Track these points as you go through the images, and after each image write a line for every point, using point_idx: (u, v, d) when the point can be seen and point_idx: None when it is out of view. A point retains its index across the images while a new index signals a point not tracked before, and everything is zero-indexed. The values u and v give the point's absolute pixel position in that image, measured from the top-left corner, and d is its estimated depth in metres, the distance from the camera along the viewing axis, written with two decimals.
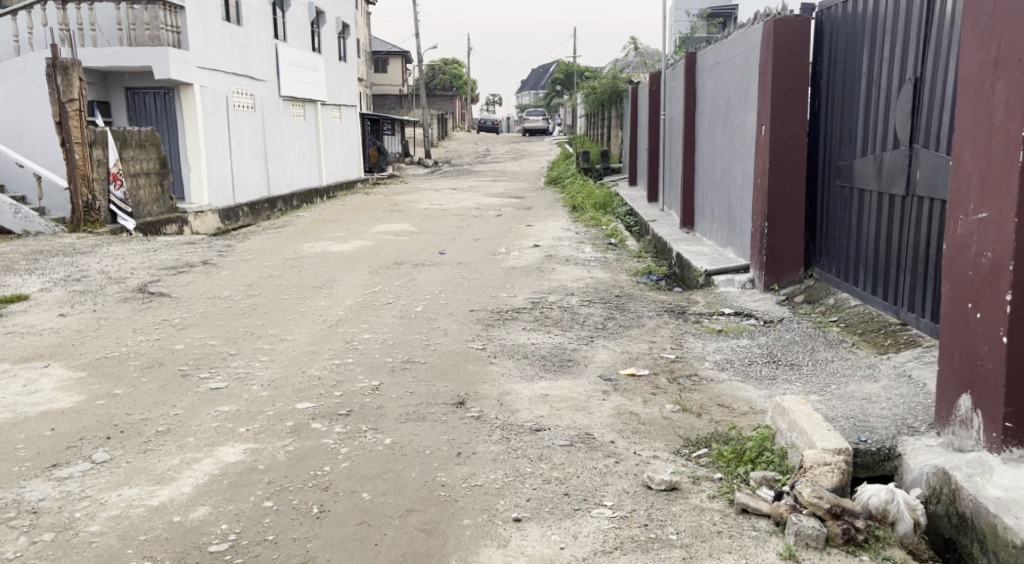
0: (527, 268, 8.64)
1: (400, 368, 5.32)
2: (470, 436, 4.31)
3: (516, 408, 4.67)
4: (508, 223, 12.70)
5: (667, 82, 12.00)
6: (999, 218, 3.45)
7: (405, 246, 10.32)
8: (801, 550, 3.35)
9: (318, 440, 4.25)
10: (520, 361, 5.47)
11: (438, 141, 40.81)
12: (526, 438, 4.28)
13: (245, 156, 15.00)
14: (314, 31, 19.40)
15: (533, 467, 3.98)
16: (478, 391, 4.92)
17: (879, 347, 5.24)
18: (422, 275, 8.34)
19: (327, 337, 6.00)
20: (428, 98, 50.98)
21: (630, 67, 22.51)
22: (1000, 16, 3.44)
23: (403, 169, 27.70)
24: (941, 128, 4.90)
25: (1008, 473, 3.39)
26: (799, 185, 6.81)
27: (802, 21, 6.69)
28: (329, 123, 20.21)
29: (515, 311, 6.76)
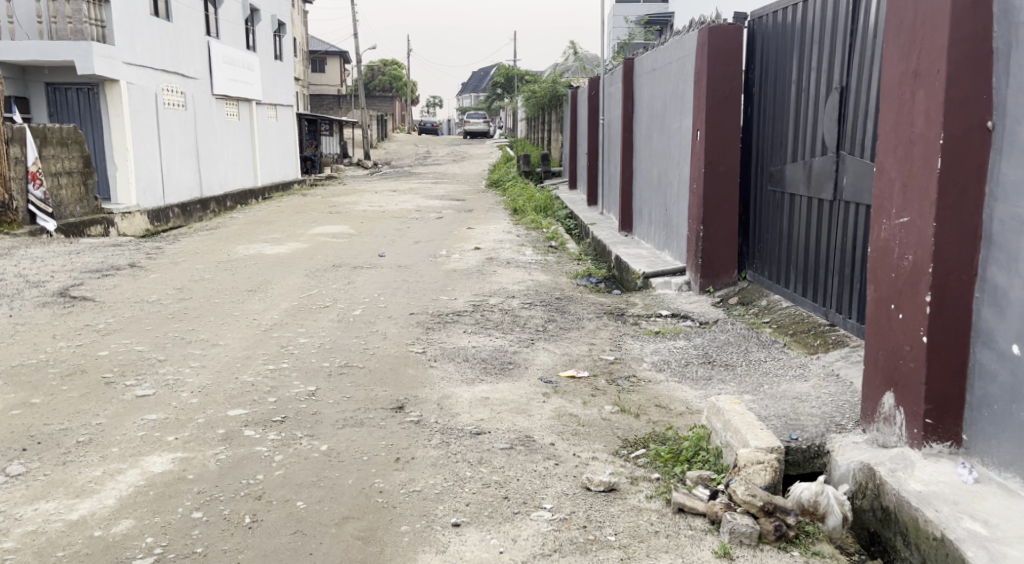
0: (468, 270, 8.66)
1: (337, 372, 5.29)
2: (409, 441, 4.30)
3: (456, 412, 4.68)
4: (448, 226, 12.67)
5: (606, 86, 12.14)
6: (918, 222, 3.57)
7: (342, 249, 10.24)
8: (735, 548, 3.43)
9: (251, 448, 4.21)
10: (461, 364, 5.49)
11: (378, 143, 40.59)
12: (466, 442, 4.29)
13: (175, 156, 14.73)
14: (249, 28, 19.12)
15: (473, 471, 4.00)
16: (417, 395, 4.92)
17: (808, 347, 5.38)
18: (360, 277, 8.31)
19: (261, 342, 5.93)
20: (368, 99, 50.69)
21: (570, 72, 22.73)
22: (920, 27, 3.55)
23: (342, 171, 27.49)
24: (866, 137, 5.05)
25: (929, 468, 3.51)
26: (733, 189, 6.96)
27: (734, 29, 6.83)
28: (264, 123, 19.94)
29: (455, 314, 6.77)
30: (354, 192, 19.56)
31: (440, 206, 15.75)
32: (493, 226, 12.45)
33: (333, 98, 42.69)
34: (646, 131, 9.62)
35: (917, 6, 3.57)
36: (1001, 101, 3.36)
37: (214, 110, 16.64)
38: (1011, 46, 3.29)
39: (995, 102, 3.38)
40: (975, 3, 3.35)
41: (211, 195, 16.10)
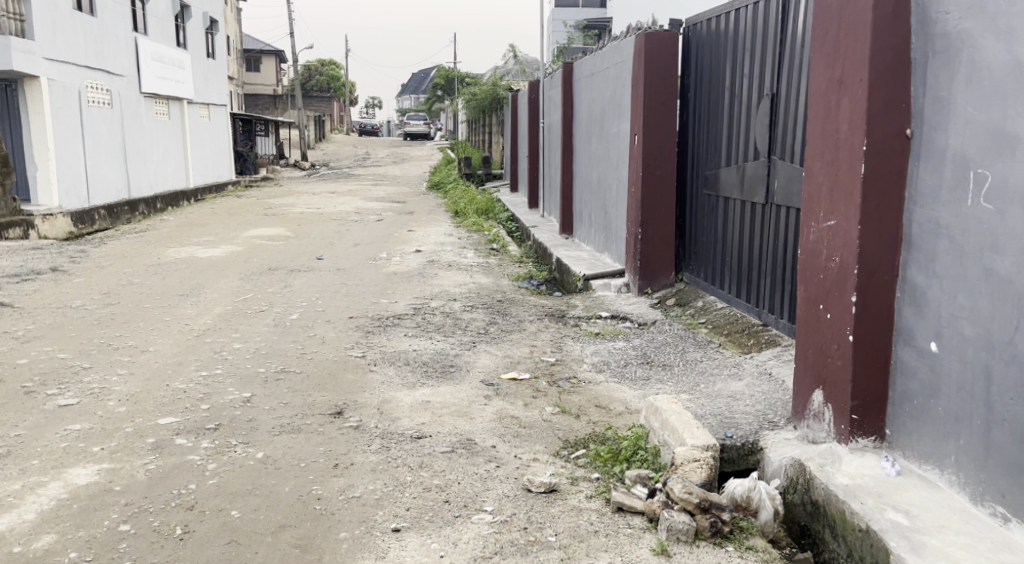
0: (409, 273, 8.66)
1: (273, 378, 5.26)
2: (347, 446, 4.31)
3: (397, 416, 4.70)
4: (388, 228, 12.64)
5: (545, 90, 12.26)
6: (844, 225, 3.70)
7: (278, 252, 10.15)
8: (672, 545, 3.50)
9: (182, 457, 4.17)
10: (401, 368, 5.50)
11: (316, 144, 40.23)
12: (406, 446, 4.32)
13: (100, 155, 14.41)
14: (179, 25, 18.81)
15: (413, 476, 4.03)
16: (356, 400, 4.92)
17: (742, 347, 5.53)
18: (297, 281, 8.25)
19: (194, 348, 5.86)
20: (306, 100, 50.17)
21: (510, 75, 22.86)
22: (844, 36, 3.68)
23: (279, 172, 27.17)
24: (795, 142, 5.21)
25: (855, 462, 3.63)
26: (670, 192, 7.11)
27: (669, 35, 6.98)
28: (196, 123, 19.61)
29: (395, 317, 6.77)
30: (291, 194, 19.37)
31: (379, 209, 15.70)
32: (433, 229, 12.45)
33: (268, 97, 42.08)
34: (584, 134, 9.75)
35: (840, 16, 3.71)
36: (919, 109, 3.50)
37: (142, 109, 16.32)
38: (928, 56, 3.43)
39: (914, 109, 3.52)
40: (894, 14, 3.49)
41: (141, 196, 15.78)
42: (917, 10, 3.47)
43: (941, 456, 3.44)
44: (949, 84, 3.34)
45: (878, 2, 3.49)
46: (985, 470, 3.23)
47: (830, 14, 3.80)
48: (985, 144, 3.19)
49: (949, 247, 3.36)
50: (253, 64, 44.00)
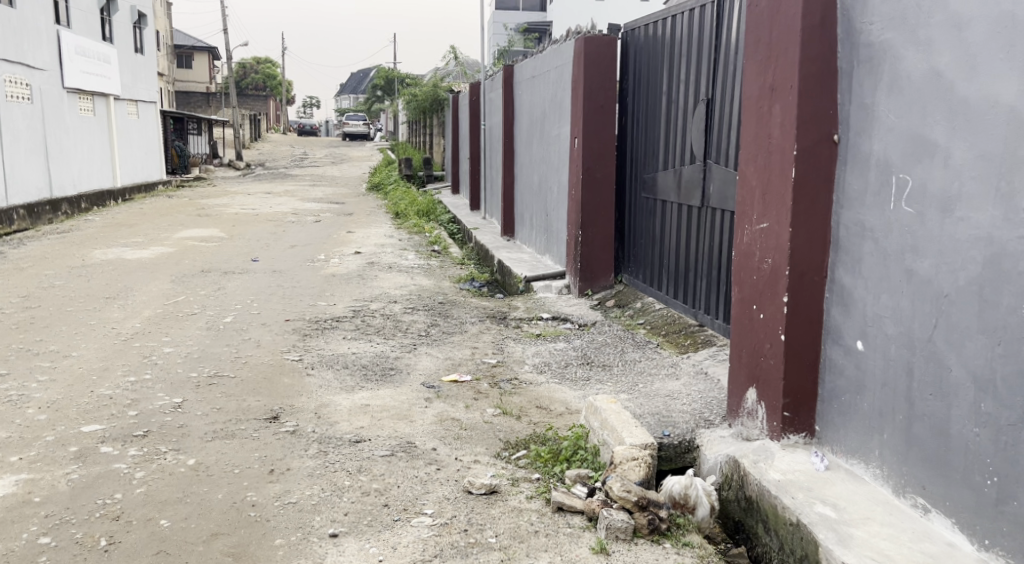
0: (347, 275, 8.62)
1: (206, 383, 5.19)
2: (284, 451, 4.29)
3: (335, 420, 4.69)
4: (326, 229, 12.55)
5: (487, 92, 12.30)
6: (776, 227, 3.80)
7: (211, 253, 10.01)
8: (611, 543, 3.54)
9: (107, 466, 4.10)
10: (339, 371, 5.48)
11: (252, 143, 39.67)
12: (345, 450, 4.31)
13: (20, 152, 14.01)
14: (106, 19, 18.39)
15: (351, 480, 4.01)
16: (293, 404, 4.89)
17: (679, 347, 5.65)
18: (230, 283, 8.15)
19: (121, 352, 5.76)
20: (242, 99, 49.45)
21: (451, 76, 22.87)
22: (775, 44, 3.79)
23: (212, 172, 26.74)
24: (730, 146, 5.34)
25: (786, 458, 3.74)
26: (609, 195, 7.21)
27: (608, 40, 7.08)
28: (123, 120, 19.20)
29: (334, 320, 6.74)
30: (226, 195, 19.08)
31: (318, 210, 15.56)
32: (373, 230, 12.40)
33: (201, 95, 41.34)
34: (525, 137, 9.82)
35: (773, 24, 3.81)
36: (846, 115, 3.62)
37: (66, 106, 15.91)
38: (854, 65, 3.55)
39: (841, 116, 3.64)
40: (822, 24, 3.61)
41: (64, 195, 15.39)
42: (843, 19, 3.60)
43: (866, 450, 3.55)
44: (873, 91, 3.45)
45: (807, 12, 3.60)
46: (907, 463, 3.34)
47: (762, 23, 3.91)
48: (905, 148, 3.30)
49: (874, 249, 3.47)
50: (185, 60, 43.19)
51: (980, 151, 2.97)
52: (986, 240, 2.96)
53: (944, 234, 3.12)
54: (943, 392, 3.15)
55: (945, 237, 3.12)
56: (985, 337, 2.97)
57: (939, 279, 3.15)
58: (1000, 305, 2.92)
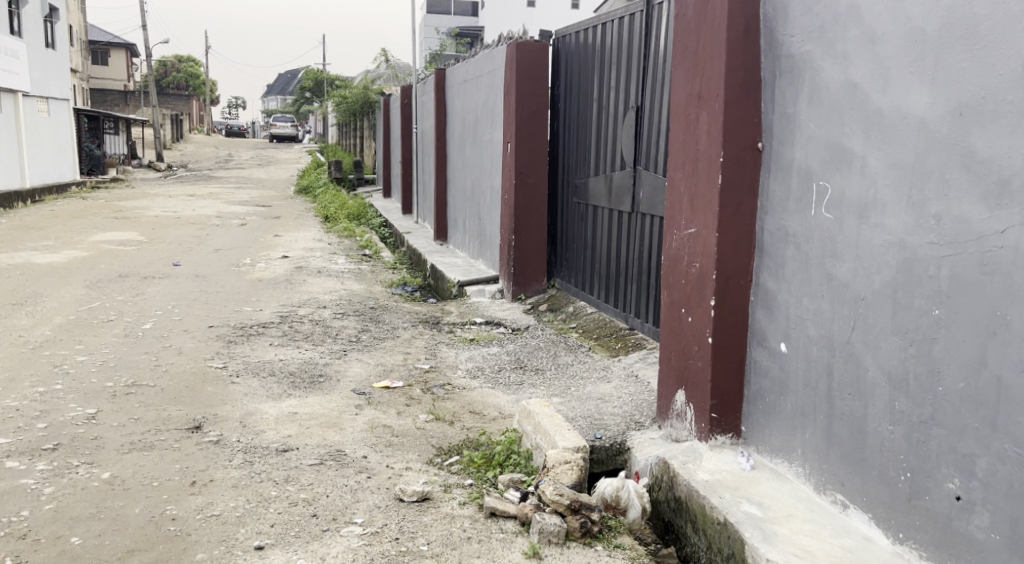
0: (274, 280, 8.50)
1: (122, 393, 5.06)
2: (206, 462, 4.19)
3: (261, 429, 4.62)
4: (252, 233, 12.35)
5: (418, 96, 12.29)
6: (703, 232, 3.89)
7: (129, 258, 9.76)
8: (544, 547, 3.55)
9: (14, 482, 3.96)
10: (266, 379, 5.40)
11: (175, 145, 38.83)
12: (271, 460, 4.24)
13: None
14: (15, 13, 17.80)
15: (278, 490, 3.93)
16: (217, 413, 4.81)
17: (611, 350, 5.72)
18: (149, 288, 7.97)
19: (29, 362, 5.58)
20: (163, 99, 48.35)
21: (382, 79, 22.79)
22: (702, 54, 3.87)
23: (130, 174, 26.07)
24: (659, 154, 5.43)
25: (714, 458, 3.82)
26: (541, 200, 7.26)
27: (540, 46, 7.15)
28: (33, 118, 18.61)
29: (259, 326, 6.65)
30: (146, 197, 18.62)
31: (244, 213, 15.31)
32: (302, 234, 12.26)
33: (120, 93, 40.30)
34: (458, 141, 9.83)
35: (699, 34, 3.90)
36: (769, 124, 3.72)
37: None
38: (777, 76, 3.66)
39: (764, 124, 3.75)
40: (746, 36, 3.71)
41: None
42: (765, 31, 3.70)
43: (790, 450, 3.65)
44: (794, 101, 3.56)
45: (731, 23, 3.69)
46: (828, 462, 3.44)
47: (689, 34, 4.00)
48: (825, 157, 3.40)
49: (796, 253, 3.57)
50: (102, 56, 42.07)
51: (893, 160, 3.07)
52: (898, 245, 3.06)
53: (861, 239, 3.23)
54: (861, 392, 3.25)
55: (862, 242, 3.22)
56: (898, 339, 3.08)
57: (856, 283, 3.26)
58: (911, 307, 3.02)
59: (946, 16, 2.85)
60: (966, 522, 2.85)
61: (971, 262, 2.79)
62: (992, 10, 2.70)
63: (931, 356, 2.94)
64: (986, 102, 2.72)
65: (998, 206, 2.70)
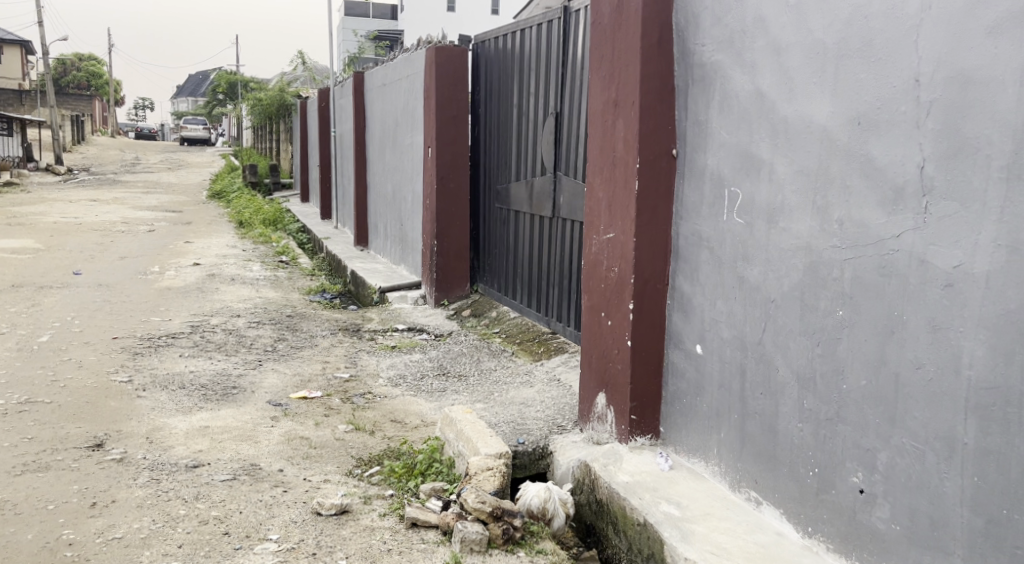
0: (184, 289, 8.27)
1: (15, 412, 4.85)
2: (109, 482, 4.04)
3: (169, 445, 4.49)
4: (162, 240, 12.01)
5: (336, 99, 12.17)
6: (621, 237, 3.93)
7: (25, 267, 9.37)
8: (466, 555, 3.52)
9: None
10: (175, 392, 5.26)
11: (79, 148, 37.50)
12: (180, 477, 4.11)
13: None
14: None
15: (187, 509, 3.81)
16: (120, 430, 4.65)
17: (533, 355, 5.73)
18: (47, 299, 7.66)
19: None
20: (66, 100, 46.68)
21: (298, 81, 22.51)
22: (617, 61, 3.92)
23: (28, 177, 25.06)
24: (578, 159, 5.47)
25: (634, 459, 3.86)
26: (462, 205, 7.24)
27: (459, 51, 7.14)
28: None
29: (168, 337, 6.46)
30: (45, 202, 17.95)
31: (152, 218, 14.89)
32: (215, 241, 11.98)
33: (17, 93, 38.71)
34: (377, 145, 9.75)
35: (614, 41, 3.94)
36: (683, 131, 3.78)
37: None
38: (689, 84, 3.72)
39: (678, 131, 3.81)
40: (659, 44, 3.76)
41: None
42: (678, 41, 3.76)
43: (706, 449, 3.71)
44: (706, 109, 3.63)
45: (645, 32, 3.74)
46: (742, 460, 3.51)
47: (604, 42, 4.04)
48: (735, 164, 3.47)
49: (710, 257, 3.63)
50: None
51: (799, 167, 3.15)
52: (805, 249, 3.13)
53: (770, 243, 3.30)
54: (771, 391, 3.33)
55: (771, 246, 3.30)
56: (805, 339, 3.16)
57: (766, 286, 3.33)
58: (817, 309, 3.10)
59: (845, 29, 2.94)
60: (869, 514, 2.94)
61: (871, 265, 2.87)
62: (886, 25, 2.79)
63: (835, 356, 3.03)
64: (881, 112, 2.81)
65: (894, 211, 2.79)
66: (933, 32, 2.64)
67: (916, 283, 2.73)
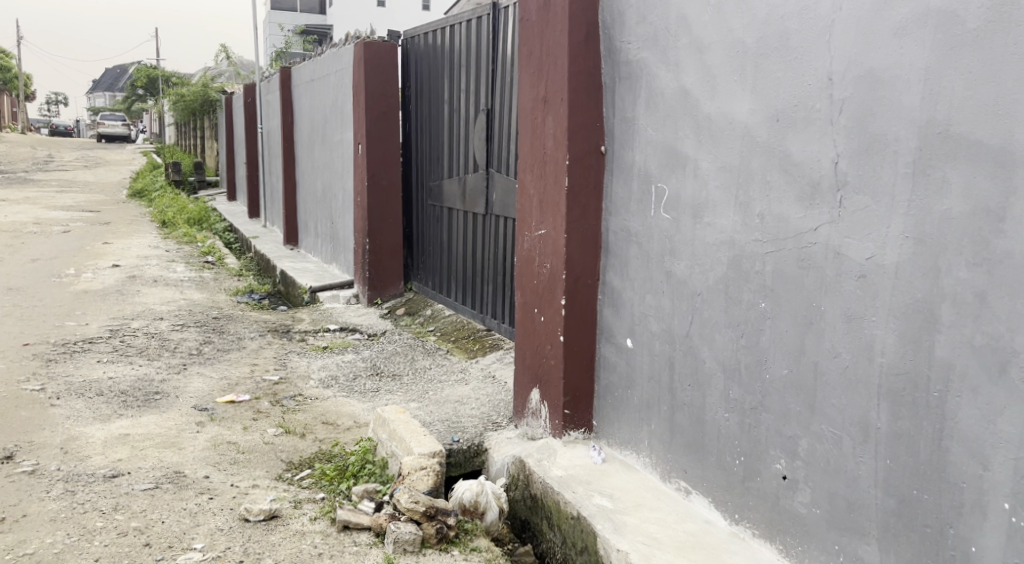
0: (103, 292, 8.03)
1: None
2: (20, 496, 3.89)
3: (86, 454, 4.34)
4: (81, 241, 11.65)
5: (263, 94, 11.95)
6: (552, 234, 3.93)
7: None
8: (399, 556, 3.49)
9: None
10: (92, 400, 5.09)
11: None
12: (97, 488, 3.98)
13: None
14: None
15: (105, 521, 3.68)
16: (34, 441, 4.49)
17: (469, 352, 5.70)
18: None
19: None
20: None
21: (223, 76, 22.06)
22: (546, 57, 3.91)
23: None
24: (509, 156, 5.46)
25: (567, 454, 3.87)
26: (395, 203, 7.17)
27: (388, 47, 7.06)
28: None
29: (85, 342, 6.26)
30: None
31: (69, 219, 14.43)
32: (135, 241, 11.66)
33: None
34: (306, 142, 9.60)
35: (542, 37, 3.93)
36: (611, 128, 3.79)
37: None
38: (616, 81, 3.74)
39: (606, 128, 3.82)
40: (586, 41, 3.76)
41: None
42: (605, 38, 3.77)
43: (637, 441, 3.74)
44: (633, 106, 3.65)
45: (573, 30, 3.73)
46: (672, 451, 3.54)
47: (532, 38, 4.02)
48: (661, 160, 3.49)
49: (639, 253, 3.66)
50: None
51: (721, 163, 3.18)
52: (729, 243, 3.17)
53: (695, 238, 3.33)
54: (699, 383, 3.36)
55: (697, 241, 3.32)
56: (731, 331, 3.19)
57: (693, 280, 3.36)
58: (741, 301, 3.13)
59: (763, 29, 2.98)
60: (792, 500, 2.98)
61: (791, 258, 2.92)
62: (801, 25, 2.83)
63: (759, 347, 3.07)
64: (798, 109, 2.86)
65: (811, 205, 2.84)
66: (844, 32, 2.69)
67: (832, 275, 2.77)
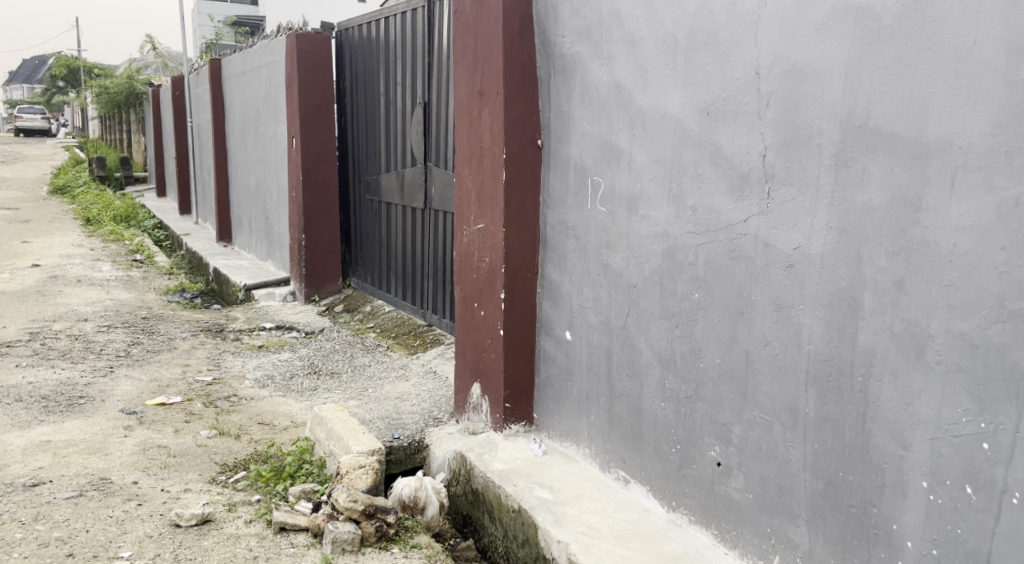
0: (24, 293, 7.76)
1: None
2: None
3: (6, 463, 4.19)
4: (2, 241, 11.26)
5: (192, 88, 11.67)
6: (490, 228, 3.90)
7: None
8: (337, 557, 3.43)
9: None
10: (12, 407, 4.91)
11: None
12: (18, 497, 3.84)
13: None
14: None
15: (25, 532, 3.55)
16: None
17: (409, 347, 5.65)
18: None
19: None
20: None
21: (150, 68, 21.51)
22: (481, 50, 3.88)
23: None
24: (447, 150, 5.41)
25: (508, 447, 3.85)
26: (332, 198, 7.06)
27: (322, 39, 6.95)
28: None
29: (5, 346, 6.04)
30: None
31: None
32: (59, 240, 11.31)
33: None
34: (238, 137, 9.41)
35: (477, 29, 3.89)
36: (547, 122, 3.78)
37: None
38: (550, 74, 3.72)
39: (542, 121, 3.80)
40: (519, 33, 3.74)
41: None
42: (538, 31, 3.75)
43: (577, 433, 3.73)
44: (568, 100, 3.63)
45: (506, 22, 3.71)
46: (610, 441, 3.54)
47: (467, 30, 3.98)
48: (596, 153, 3.49)
49: (576, 246, 3.65)
50: None
51: (654, 156, 3.19)
52: (663, 235, 3.17)
53: (630, 231, 3.33)
54: (636, 373, 3.36)
55: (632, 233, 3.33)
56: (666, 322, 3.20)
57: (628, 272, 3.37)
58: (675, 292, 3.15)
59: (691, 23, 2.98)
60: (726, 485, 3.01)
61: (722, 249, 2.93)
62: (728, 20, 2.85)
63: (693, 336, 3.08)
64: (727, 102, 2.87)
65: (741, 197, 2.85)
66: (770, 27, 2.71)
67: (762, 265, 2.80)
